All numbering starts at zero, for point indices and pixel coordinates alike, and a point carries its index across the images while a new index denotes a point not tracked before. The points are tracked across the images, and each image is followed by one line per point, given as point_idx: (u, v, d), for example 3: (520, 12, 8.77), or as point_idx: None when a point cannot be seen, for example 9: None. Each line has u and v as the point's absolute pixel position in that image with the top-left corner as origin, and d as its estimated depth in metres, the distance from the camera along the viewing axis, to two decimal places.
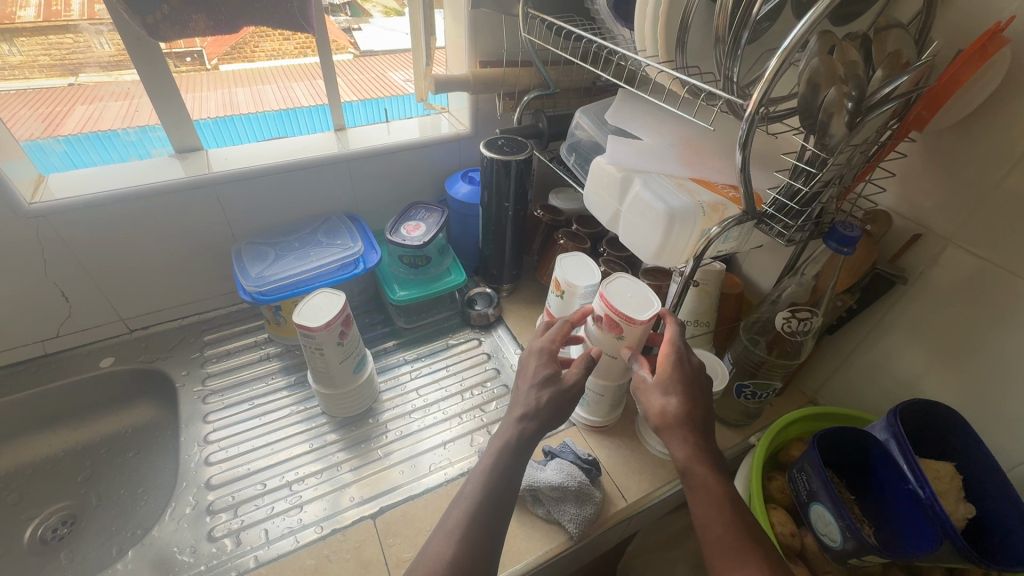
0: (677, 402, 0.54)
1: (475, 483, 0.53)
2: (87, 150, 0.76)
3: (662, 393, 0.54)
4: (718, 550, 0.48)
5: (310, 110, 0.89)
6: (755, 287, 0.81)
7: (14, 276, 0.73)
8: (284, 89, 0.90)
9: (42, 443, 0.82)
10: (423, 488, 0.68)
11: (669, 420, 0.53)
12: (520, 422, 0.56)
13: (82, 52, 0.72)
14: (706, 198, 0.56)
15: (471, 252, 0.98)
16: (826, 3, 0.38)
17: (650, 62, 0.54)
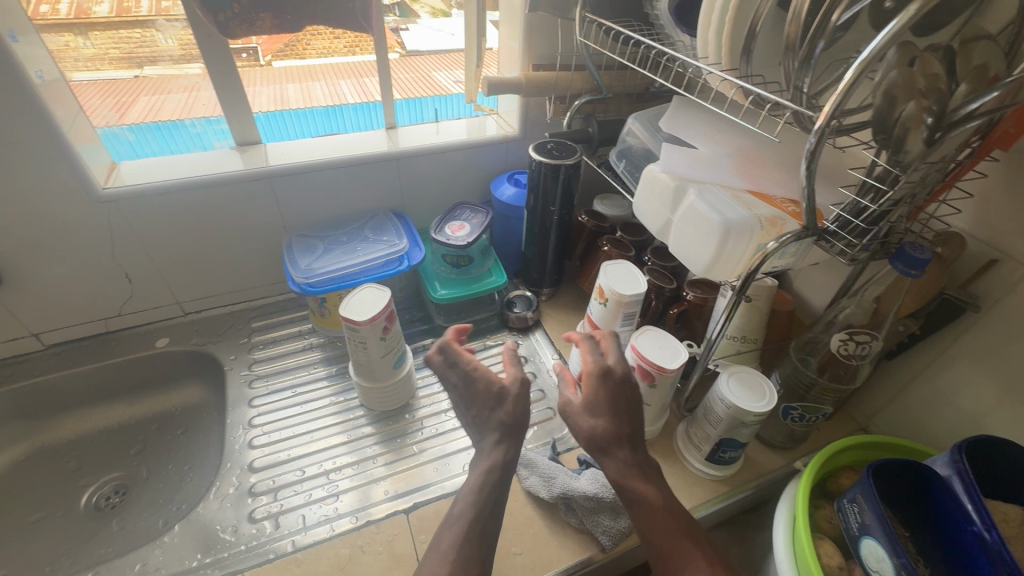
0: (604, 422, 0.57)
1: (464, 503, 0.55)
2: (149, 141, 0.80)
3: (590, 415, 0.58)
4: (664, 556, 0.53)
5: (355, 107, 0.90)
6: (808, 306, 0.78)
7: (87, 257, 0.77)
8: (332, 86, 0.90)
9: (101, 415, 0.87)
10: (454, 488, 0.68)
11: (598, 440, 0.57)
12: (499, 446, 0.58)
13: (147, 46, 0.76)
14: (763, 212, 0.54)
15: (512, 255, 0.98)
16: (910, 15, 0.37)
17: (714, 70, 0.53)
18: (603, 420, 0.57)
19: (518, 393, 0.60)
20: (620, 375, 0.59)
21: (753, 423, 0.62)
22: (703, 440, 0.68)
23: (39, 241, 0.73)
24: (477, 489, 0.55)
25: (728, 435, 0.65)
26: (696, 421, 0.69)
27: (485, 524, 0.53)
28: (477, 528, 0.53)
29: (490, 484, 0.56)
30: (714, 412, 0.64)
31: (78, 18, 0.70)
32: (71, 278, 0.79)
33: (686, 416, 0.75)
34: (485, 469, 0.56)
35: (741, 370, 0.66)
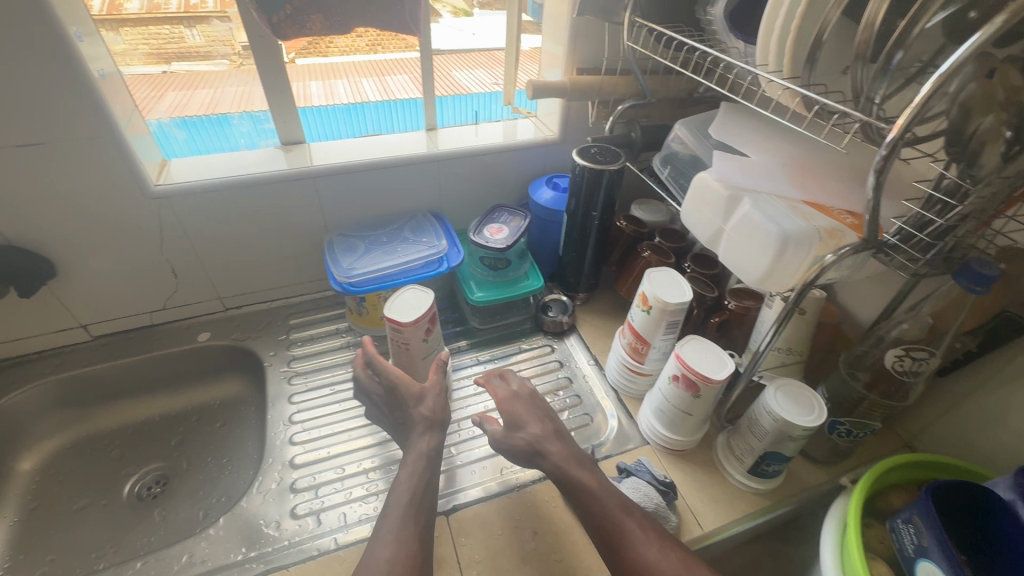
0: (533, 429, 0.65)
1: (400, 490, 0.59)
2: (173, 137, 0.80)
3: (519, 428, 0.65)
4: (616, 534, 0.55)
5: (377, 105, 0.89)
6: (854, 320, 0.76)
7: (137, 252, 0.79)
8: (353, 83, 0.90)
9: (142, 407, 0.89)
10: (467, 500, 0.67)
11: (533, 444, 0.64)
12: (427, 436, 0.64)
13: (175, 43, 0.78)
14: (821, 223, 0.53)
15: (548, 259, 0.98)
16: (994, 28, 0.35)
17: (774, 80, 0.52)
18: (528, 426, 0.65)
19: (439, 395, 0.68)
20: (527, 392, 0.69)
21: (800, 437, 0.61)
22: (747, 452, 0.67)
23: (91, 235, 0.75)
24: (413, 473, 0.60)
25: (773, 448, 0.64)
26: (739, 432, 0.68)
27: (419, 505, 0.58)
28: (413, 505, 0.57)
29: (422, 469, 0.61)
30: (760, 424, 0.63)
31: (109, 14, 0.70)
32: (121, 272, 0.81)
33: (726, 426, 0.74)
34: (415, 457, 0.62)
35: (787, 382, 0.65)
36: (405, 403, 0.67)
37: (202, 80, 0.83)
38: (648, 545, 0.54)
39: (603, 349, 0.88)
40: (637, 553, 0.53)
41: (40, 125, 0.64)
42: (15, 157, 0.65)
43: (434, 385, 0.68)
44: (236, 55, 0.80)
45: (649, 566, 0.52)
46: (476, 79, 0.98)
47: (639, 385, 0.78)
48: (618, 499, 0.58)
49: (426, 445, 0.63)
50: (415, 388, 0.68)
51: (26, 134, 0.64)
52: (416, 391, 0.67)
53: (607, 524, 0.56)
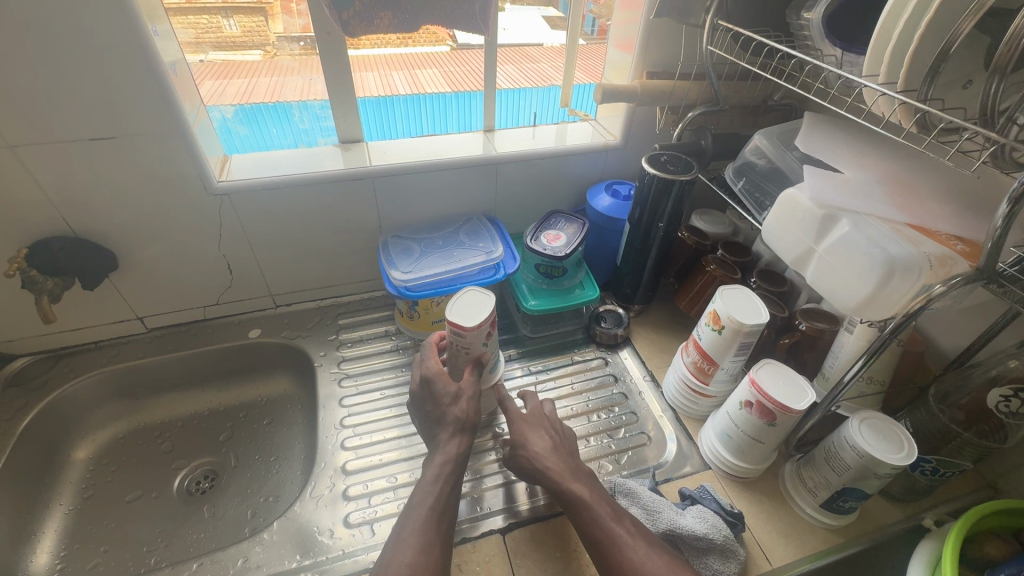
0: (544, 441, 0.63)
1: (422, 494, 0.57)
2: (236, 132, 0.80)
3: (533, 435, 0.64)
4: (609, 543, 0.54)
5: (406, 100, 0.85)
6: (938, 349, 0.71)
7: (196, 247, 0.79)
8: (384, 77, 0.83)
9: (192, 400, 0.89)
10: (492, 525, 0.64)
11: (538, 457, 0.61)
12: (456, 439, 0.62)
13: (212, 32, 0.73)
14: (931, 249, 0.48)
15: (602, 267, 0.95)
16: None
17: (889, 94, 0.48)
18: (536, 441, 0.63)
19: (472, 396, 0.65)
20: (540, 414, 0.67)
21: (885, 476, 0.57)
22: (821, 486, 0.63)
23: (151, 228, 0.75)
24: (438, 479, 0.58)
25: (853, 485, 0.59)
26: (813, 463, 0.64)
27: (445, 512, 0.56)
28: (441, 512, 0.56)
29: (448, 475, 0.59)
30: (840, 458, 0.59)
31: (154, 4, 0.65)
32: (179, 266, 0.81)
33: (796, 455, 0.70)
34: (442, 462, 0.60)
35: (871, 415, 0.60)
36: (439, 400, 0.64)
37: (238, 70, 0.78)
38: (640, 548, 0.53)
39: (660, 365, 0.85)
40: (628, 559, 0.52)
41: (111, 119, 0.64)
42: (85, 150, 0.65)
43: (469, 386, 0.66)
44: (271, 45, 0.76)
45: (638, 568, 0.52)
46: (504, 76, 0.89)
47: (700, 406, 0.75)
48: (611, 504, 0.57)
49: (455, 449, 0.61)
50: (450, 386, 0.65)
51: (97, 128, 0.64)
52: (450, 388, 0.65)
53: (599, 535, 0.54)
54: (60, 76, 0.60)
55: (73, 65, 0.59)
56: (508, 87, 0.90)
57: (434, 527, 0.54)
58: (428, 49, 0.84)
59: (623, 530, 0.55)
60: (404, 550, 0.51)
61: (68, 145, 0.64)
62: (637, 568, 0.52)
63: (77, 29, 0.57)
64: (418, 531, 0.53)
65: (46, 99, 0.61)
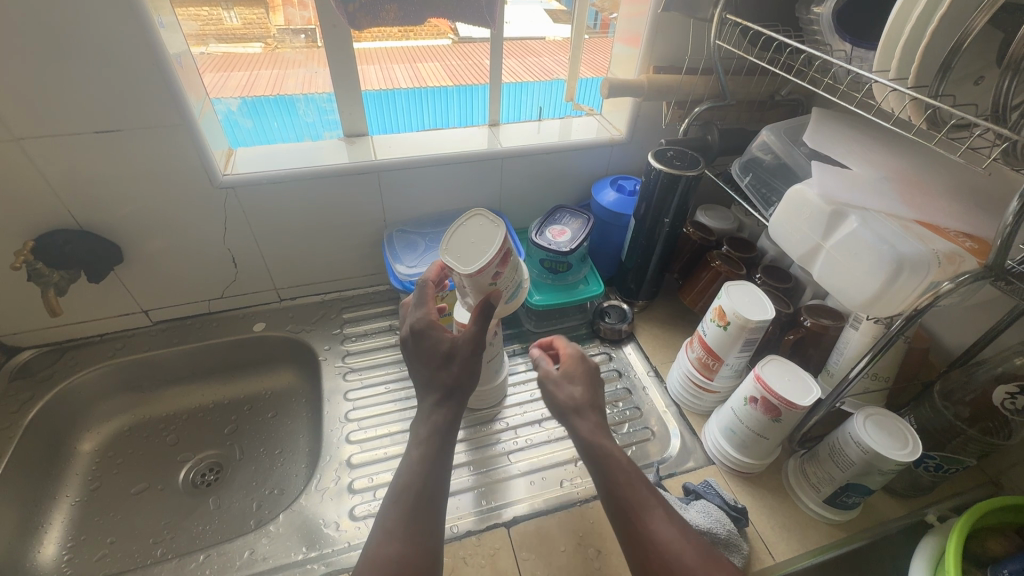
0: (579, 390, 0.61)
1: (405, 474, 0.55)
2: (240, 123, 0.79)
3: (569, 383, 0.61)
4: (627, 507, 0.51)
5: (408, 94, 0.85)
6: (942, 345, 0.71)
7: (201, 240, 0.79)
8: (386, 70, 0.83)
9: (197, 392, 0.89)
10: (497, 520, 0.64)
11: (572, 404, 0.60)
12: (435, 410, 0.58)
13: (213, 24, 0.72)
14: (941, 246, 0.48)
15: (607, 262, 0.95)
16: None
17: (899, 90, 0.48)
18: (565, 388, 0.61)
19: (467, 355, 0.59)
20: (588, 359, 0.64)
21: (890, 471, 0.57)
22: (824, 481, 0.63)
23: (156, 222, 0.75)
24: None
25: (856, 480, 0.60)
26: (816, 458, 0.64)
27: None
28: None
29: None
30: (844, 454, 0.60)
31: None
32: (183, 259, 0.81)
33: (799, 451, 0.70)
34: None
35: (876, 412, 0.61)
36: (429, 362, 0.59)
37: (237, 62, 0.77)
38: (665, 524, 0.49)
39: (663, 360, 0.85)
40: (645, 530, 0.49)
41: (116, 113, 0.64)
42: (90, 143, 0.65)
43: (465, 340, 0.59)
44: (271, 37, 0.75)
45: (656, 538, 0.48)
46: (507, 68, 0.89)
47: (704, 401, 0.75)
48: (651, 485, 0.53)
49: (440, 418, 0.58)
50: (441, 341, 0.59)
51: (103, 121, 0.64)
52: (443, 346, 0.59)
53: (617, 497, 0.52)
54: (66, 67, 0.59)
55: (79, 56, 0.59)
56: (510, 81, 0.89)
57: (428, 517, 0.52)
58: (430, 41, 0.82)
59: (655, 510, 0.50)
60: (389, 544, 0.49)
61: (74, 137, 0.64)
62: (651, 538, 0.49)
63: (82, 19, 0.57)
64: (402, 520, 0.51)
65: (52, 91, 0.60)
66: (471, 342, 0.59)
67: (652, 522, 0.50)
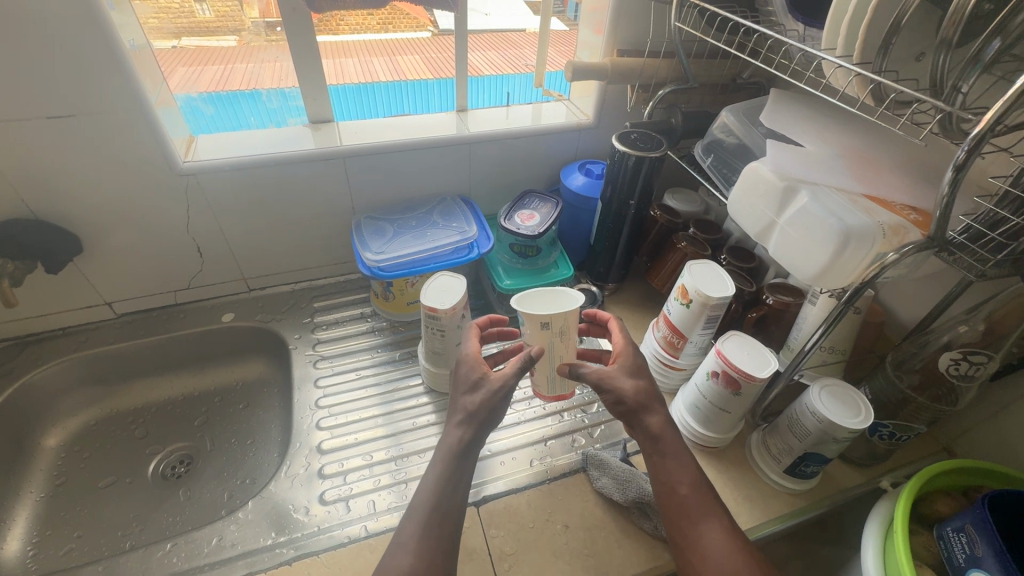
0: (640, 383, 0.58)
1: (424, 494, 0.53)
2: (199, 112, 0.78)
3: (630, 376, 0.58)
4: (680, 510, 0.53)
5: (388, 87, 0.86)
6: (897, 319, 0.74)
7: (162, 229, 0.78)
8: (364, 63, 0.86)
9: (167, 385, 0.88)
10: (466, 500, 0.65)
11: (637, 399, 0.57)
12: (459, 428, 0.55)
13: (185, 17, 0.73)
14: (885, 219, 0.50)
15: (577, 247, 0.96)
16: None
17: (844, 66, 0.49)
18: (624, 383, 0.57)
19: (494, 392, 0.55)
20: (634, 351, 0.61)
21: (844, 439, 0.59)
22: (784, 452, 0.65)
23: (116, 211, 0.74)
24: None
25: (814, 450, 0.62)
26: (776, 431, 0.66)
27: None
28: None
29: None
30: (802, 424, 0.61)
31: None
32: (146, 249, 0.79)
33: (761, 424, 0.72)
34: None
35: (832, 383, 0.63)
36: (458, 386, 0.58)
37: (212, 57, 0.79)
38: (717, 535, 0.52)
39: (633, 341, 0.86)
40: (696, 534, 0.52)
41: (68, 98, 0.63)
42: (41, 129, 0.64)
43: (498, 376, 0.56)
44: (247, 31, 0.77)
45: (700, 545, 0.52)
46: (484, 60, 0.93)
47: (670, 379, 0.75)
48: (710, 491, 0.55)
49: (456, 439, 0.55)
50: (474, 373, 0.57)
51: (54, 105, 0.63)
52: (478, 377, 0.57)
53: (671, 500, 0.54)
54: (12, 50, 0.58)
55: (25, 37, 0.58)
56: (493, 74, 0.92)
57: (442, 529, 0.51)
58: (409, 35, 0.87)
59: (714, 519, 0.53)
60: (403, 556, 0.48)
61: (24, 123, 0.62)
62: (700, 543, 0.52)
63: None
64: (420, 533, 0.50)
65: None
66: (500, 385, 0.55)
67: (703, 530, 0.52)
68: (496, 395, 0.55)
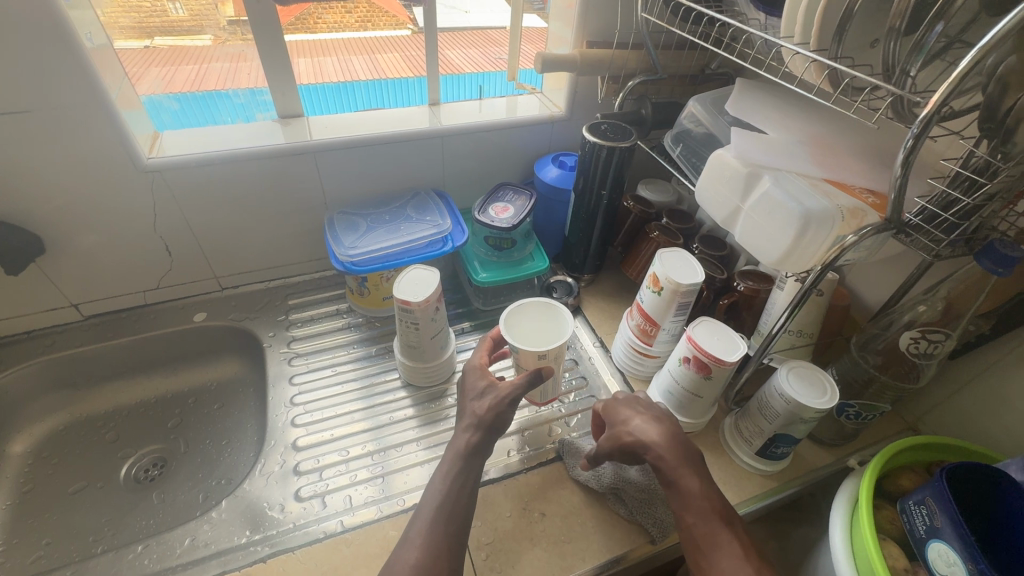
0: (636, 420, 0.59)
1: (433, 491, 0.53)
2: (163, 110, 0.77)
3: (625, 418, 0.60)
4: (691, 539, 0.52)
5: (367, 86, 0.86)
6: (862, 302, 0.76)
7: (128, 228, 0.76)
8: (343, 61, 0.87)
9: (137, 387, 0.87)
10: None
11: (634, 433, 0.58)
12: (468, 432, 0.56)
13: (158, 16, 0.74)
14: (845, 202, 0.51)
15: (553, 239, 0.96)
16: None
17: (802, 54, 0.50)
18: (622, 426, 0.60)
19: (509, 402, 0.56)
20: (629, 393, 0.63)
21: (812, 420, 0.60)
22: (756, 434, 0.66)
23: (79, 210, 0.72)
24: None
25: (783, 431, 0.63)
26: (748, 414, 0.67)
27: None
28: None
29: None
30: (771, 407, 0.62)
31: None
32: (114, 249, 0.78)
33: (734, 409, 0.73)
34: None
35: (799, 365, 0.64)
36: (466, 394, 0.60)
37: (186, 56, 0.79)
38: (731, 562, 0.49)
39: (609, 332, 0.87)
40: (711, 563, 0.50)
41: (26, 93, 0.61)
42: None
43: (505, 384, 0.58)
44: (222, 30, 0.77)
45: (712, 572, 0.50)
46: (468, 59, 0.95)
47: (645, 367, 0.76)
48: (723, 513, 0.52)
49: (464, 442, 0.55)
50: (484, 381, 0.59)
51: (10, 101, 0.61)
52: (486, 386, 0.59)
53: (683, 529, 0.53)
54: None
55: None
56: (473, 70, 0.93)
57: (446, 526, 0.50)
58: (388, 32, 0.88)
59: (726, 544, 0.50)
60: (410, 550, 0.48)
61: None
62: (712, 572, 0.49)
63: None
64: (425, 528, 0.50)
65: None
66: (507, 393, 0.57)
67: (711, 560, 0.50)
68: (504, 402, 0.56)
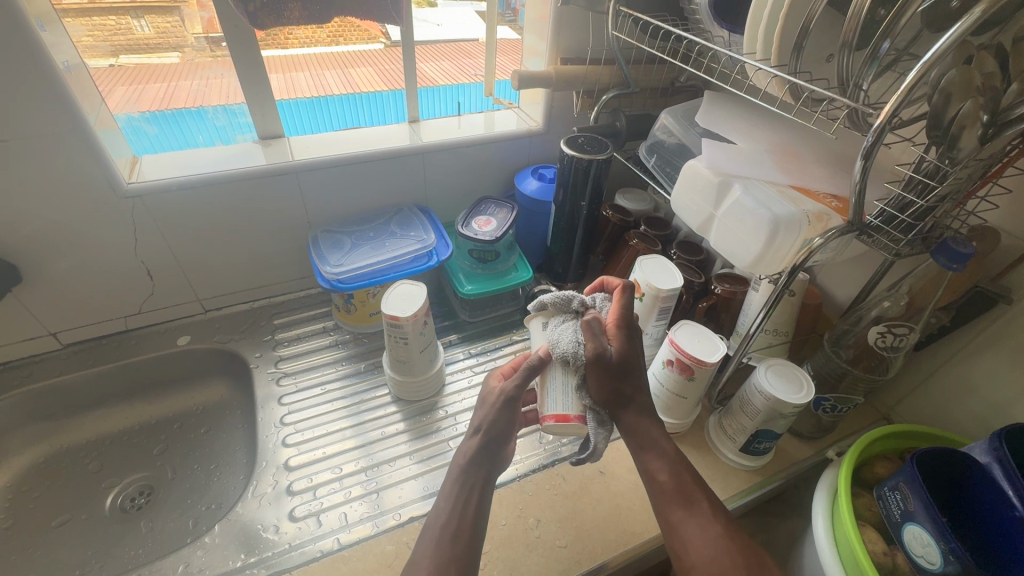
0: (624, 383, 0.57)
1: (441, 503, 0.53)
2: (139, 134, 0.76)
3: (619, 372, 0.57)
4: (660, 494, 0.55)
5: (342, 99, 0.87)
6: (833, 299, 0.79)
7: (108, 254, 0.75)
8: (316, 76, 0.88)
9: (120, 415, 0.85)
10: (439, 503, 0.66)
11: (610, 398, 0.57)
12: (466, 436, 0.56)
13: (123, 34, 0.74)
14: (810, 207, 0.54)
15: (535, 250, 0.99)
16: (974, 17, 0.36)
17: (765, 68, 0.53)
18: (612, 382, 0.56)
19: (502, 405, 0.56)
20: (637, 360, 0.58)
21: (790, 415, 0.63)
22: (739, 431, 0.68)
23: (58, 236, 0.71)
24: None
25: (764, 426, 0.65)
26: (731, 412, 0.70)
27: None
28: None
29: None
30: (751, 404, 0.65)
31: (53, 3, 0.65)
32: (93, 277, 0.77)
33: (717, 408, 0.76)
34: None
35: (777, 363, 0.67)
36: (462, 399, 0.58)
37: (153, 74, 0.79)
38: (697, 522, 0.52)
39: None
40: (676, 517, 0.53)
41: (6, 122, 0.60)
42: None
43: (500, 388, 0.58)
44: (190, 48, 0.78)
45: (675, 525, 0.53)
46: (442, 70, 0.97)
47: None
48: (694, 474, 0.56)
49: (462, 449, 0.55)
50: None
51: None
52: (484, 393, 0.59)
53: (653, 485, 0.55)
54: None
55: None
56: (449, 83, 0.96)
57: (451, 536, 0.50)
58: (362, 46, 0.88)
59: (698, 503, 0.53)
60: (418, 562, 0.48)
61: None
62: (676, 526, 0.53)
63: None
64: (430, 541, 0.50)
65: None
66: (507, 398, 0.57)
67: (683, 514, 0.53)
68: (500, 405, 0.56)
